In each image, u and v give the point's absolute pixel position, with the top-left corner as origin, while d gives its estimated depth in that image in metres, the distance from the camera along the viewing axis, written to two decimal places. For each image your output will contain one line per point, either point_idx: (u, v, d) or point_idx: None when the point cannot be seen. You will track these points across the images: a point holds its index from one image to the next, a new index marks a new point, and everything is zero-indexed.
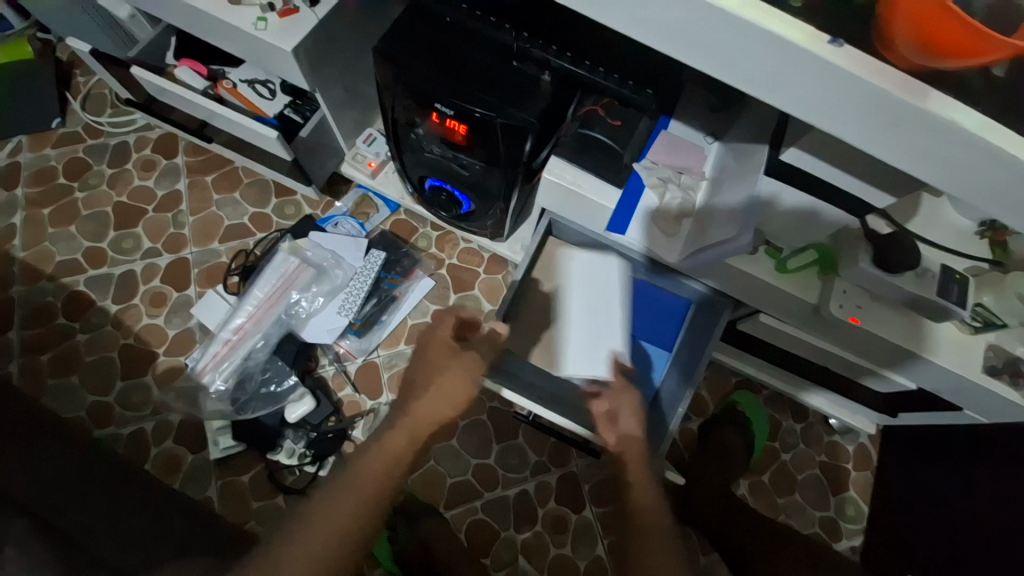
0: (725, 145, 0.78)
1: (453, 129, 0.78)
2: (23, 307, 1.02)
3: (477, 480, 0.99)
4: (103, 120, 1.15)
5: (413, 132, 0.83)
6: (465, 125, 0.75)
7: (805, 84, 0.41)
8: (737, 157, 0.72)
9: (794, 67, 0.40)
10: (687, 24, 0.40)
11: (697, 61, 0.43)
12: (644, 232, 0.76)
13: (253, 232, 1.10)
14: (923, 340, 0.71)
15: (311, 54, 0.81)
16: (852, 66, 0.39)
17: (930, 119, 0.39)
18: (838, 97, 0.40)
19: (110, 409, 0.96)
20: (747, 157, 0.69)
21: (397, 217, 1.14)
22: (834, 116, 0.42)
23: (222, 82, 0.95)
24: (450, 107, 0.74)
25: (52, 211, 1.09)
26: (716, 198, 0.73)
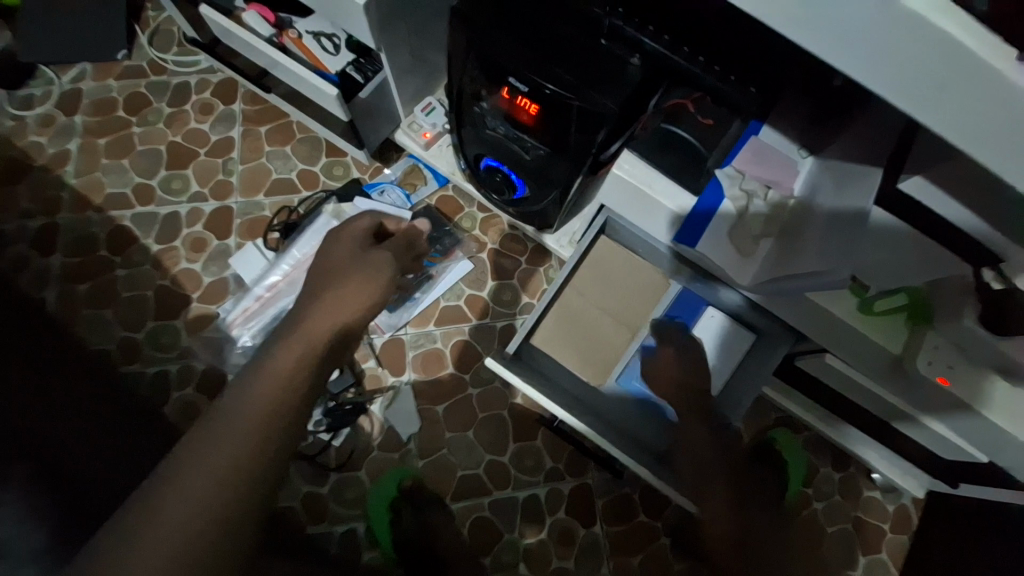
0: (820, 162, 0.70)
1: (521, 107, 0.72)
2: (69, 234, 1.02)
3: (489, 477, 0.95)
4: (169, 59, 1.14)
5: (478, 106, 0.77)
6: (536, 105, 0.70)
7: (970, 104, 0.33)
8: (836, 178, 0.64)
9: (965, 79, 0.32)
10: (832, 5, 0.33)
11: (833, 55, 0.36)
12: (717, 247, 0.69)
13: (299, 190, 1.08)
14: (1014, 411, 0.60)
15: (383, 11, 0.77)
16: None
17: None
18: (1013, 122, 0.32)
19: (140, 347, 0.96)
20: (853, 179, 0.61)
21: (444, 192, 1.11)
22: (997, 145, 0.34)
23: (287, 32, 0.92)
24: (525, 81, 0.68)
25: (107, 141, 1.09)
26: (808, 219, 0.66)
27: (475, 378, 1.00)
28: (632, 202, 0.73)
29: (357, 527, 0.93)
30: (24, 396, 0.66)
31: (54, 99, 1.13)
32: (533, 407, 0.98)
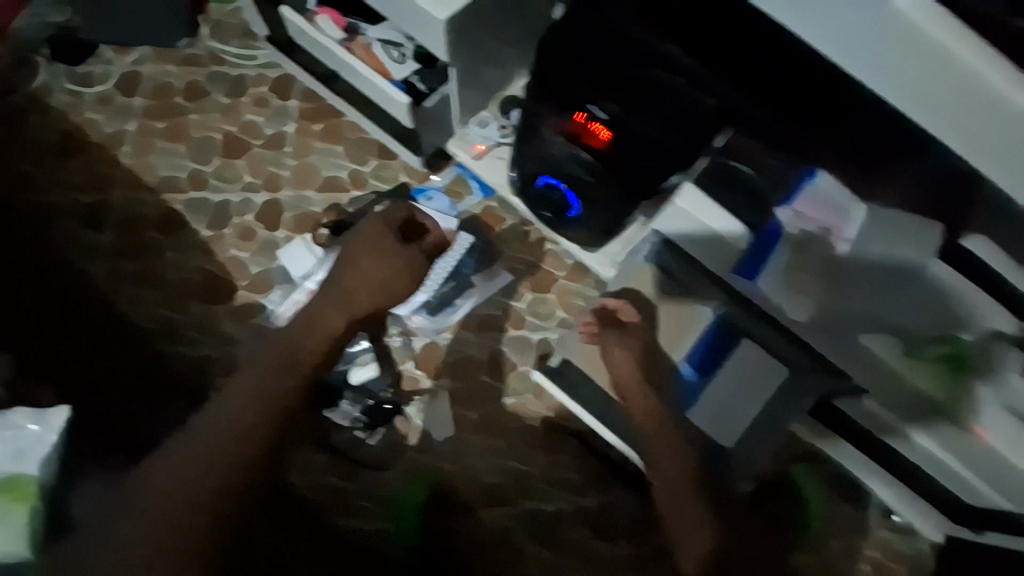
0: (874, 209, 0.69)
1: (593, 133, 0.76)
2: (120, 213, 1.03)
3: (514, 488, 0.96)
4: (228, 50, 1.16)
5: (545, 129, 0.80)
6: (610, 132, 0.74)
7: None
8: (884, 225, 0.68)
9: None
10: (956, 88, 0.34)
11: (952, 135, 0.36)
12: (778, 278, 0.70)
13: (348, 189, 1.09)
14: None
15: (461, 27, 0.80)
16: None
17: None
18: None
19: (183, 330, 0.97)
20: (906, 229, 0.66)
21: (488, 203, 1.13)
22: None
23: (357, 38, 0.94)
24: (606, 110, 0.72)
25: (164, 126, 1.11)
26: (862, 263, 0.69)
27: (507, 388, 1.01)
28: (691, 234, 0.74)
29: (382, 526, 0.93)
30: None
31: (112, 78, 1.14)
32: (563, 422, 0.99)
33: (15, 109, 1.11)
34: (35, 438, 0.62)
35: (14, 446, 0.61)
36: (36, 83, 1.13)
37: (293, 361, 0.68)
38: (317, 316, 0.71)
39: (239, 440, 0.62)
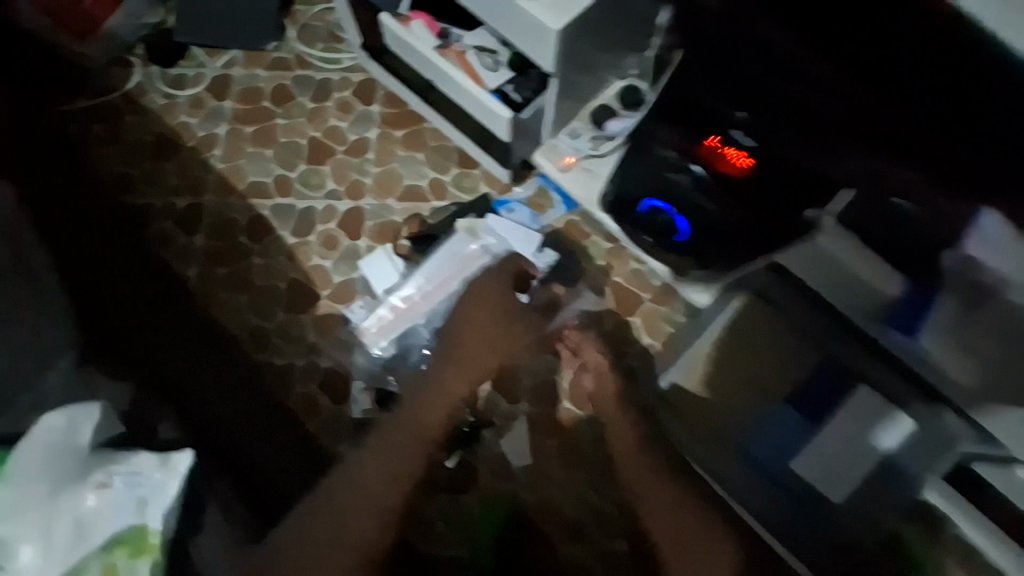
0: None
1: (728, 159, 0.72)
2: (211, 217, 1.06)
3: (594, 521, 0.92)
4: (314, 54, 1.15)
5: (663, 153, 0.79)
6: (752, 159, 0.70)
7: None
8: None
9: None
10: None
11: None
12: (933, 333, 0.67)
13: (429, 198, 1.07)
14: None
15: (573, 36, 0.75)
16: None
17: None
18: None
19: (269, 337, 0.98)
20: None
21: (571, 217, 1.07)
22: None
23: (452, 45, 0.89)
24: (749, 137, 0.68)
25: (253, 130, 1.12)
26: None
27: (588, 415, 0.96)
28: (821, 268, 0.77)
29: (460, 555, 0.90)
30: None
31: (203, 81, 1.15)
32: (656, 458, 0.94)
33: (111, 110, 1.14)
34: (152, 488, 0.48)
35: (134, 497, 0.47)
36: (131, 84, 1.15)
37: (427, 430, 0.71)
38: (445, 367, 0.79)
39: (387, 500, 0.62)
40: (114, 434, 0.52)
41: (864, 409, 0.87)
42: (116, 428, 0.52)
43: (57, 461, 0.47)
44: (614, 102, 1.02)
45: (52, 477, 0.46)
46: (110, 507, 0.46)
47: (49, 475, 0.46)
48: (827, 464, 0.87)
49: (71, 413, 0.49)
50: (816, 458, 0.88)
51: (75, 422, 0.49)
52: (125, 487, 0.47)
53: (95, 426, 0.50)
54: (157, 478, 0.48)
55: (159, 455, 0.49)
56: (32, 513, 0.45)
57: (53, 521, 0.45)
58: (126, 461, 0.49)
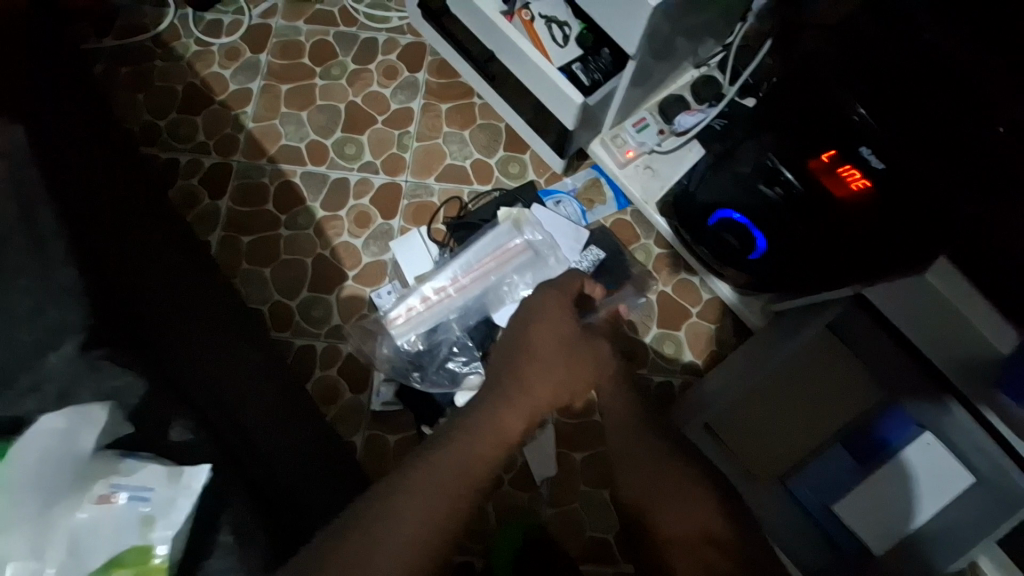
0: None
1: (843, 176, 0.63)
2: (238, 180, 1.00)
3: (617, 544, 0.87)
4: (361, 9, 1.05)
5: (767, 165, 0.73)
6: (866, 181, 0.61)
7: None
8: None
9: None
10: None
11: None
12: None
13: (471, 181, 0.98)
14: None
15: (666, 14, 0.65)
16: None
17: None
18: None
19: (292, 315, 0.93)
20: None
21: (622, 216, 0.98)
22: None
23: (520, 11, 0.80)
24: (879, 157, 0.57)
25: (289, 88, 1.04)
26: None
27: None
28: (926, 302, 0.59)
29: (474, 561, 0.86)
30: (232, 359, 0.64)
31: (241, 29, 1.07)
32: None
33: (141, 53, 1.06)
34: (162, 505, 0.40)
35: (140, 516, 0.39)
36: (163, 26, 1.07)
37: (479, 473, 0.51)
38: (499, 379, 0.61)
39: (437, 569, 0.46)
40: (120, 434, 0.43)
41: (932, 454, 0.69)
42: (126, 427, 0.44)
43: (46, 474, 0.39)
44: (689, 94, 0.92)
45: (45, 488, 0.39)
46: (115, 527, 0.39)
47: (40, 490, 0.39)
48: (874, 510, 0.72)
49: (72, 412, 0.41)
50: (860, 502, 0.72)
51: (73, 420, 0.41)
52: (131, 503, 0.39)
53: (97, 428, 0.42)
54: (166, 495, 0.40)
55: (171, 469, 0.41)
56: (14, 533, 0.37)
57: (51, 539, 0.38)
58: (133, 472, 0.40)
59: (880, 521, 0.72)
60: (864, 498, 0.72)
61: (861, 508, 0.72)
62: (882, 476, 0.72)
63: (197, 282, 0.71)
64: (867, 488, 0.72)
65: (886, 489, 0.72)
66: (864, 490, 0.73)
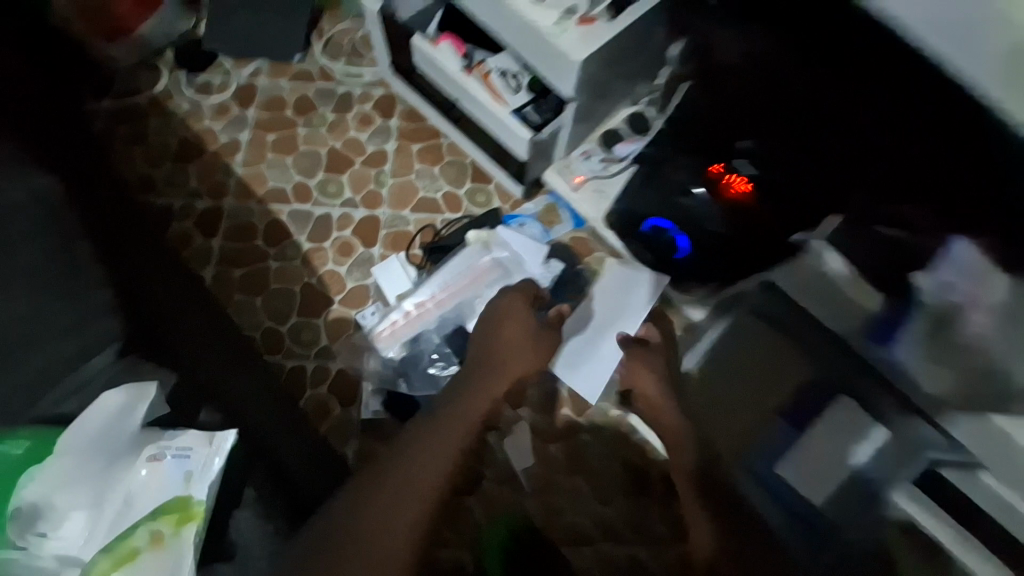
0: (973, 254, 0.54)
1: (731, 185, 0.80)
2: (230, 220, 1.10)
3: (594, 527, 0.95)
4: (338, 67, 1.19)
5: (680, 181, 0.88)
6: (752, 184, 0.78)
7: None
8: (969, 280, 0.55)
9: None
10: None
11: None
12: (915, 370, 0.66)
13: (442, 210, 1.11)
14: None
15: (593, 66, 0.81)
16: None
17: None
18: None
19: (282, 338, 1.02)
20: (975, 275, 0.54)
21: (578, 233, 1.12)
22: None
23: (477, 66, 0.94)
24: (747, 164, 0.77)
25: (274, 138, 1.16)
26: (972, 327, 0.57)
27: (589, 423, 0.99)
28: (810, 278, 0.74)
29: (463, 557, 0.92)
30: (236, 370, 0.72)
31: (230, 89, 1.20)
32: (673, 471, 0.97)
33: (137, 113, 1.18)
34: (199, 463, 0.48)
35: (181, 471, 0.47)
36: (157, 88, 1.19)
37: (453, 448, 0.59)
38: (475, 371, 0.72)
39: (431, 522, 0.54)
40: (161, 414, 0.53)
41: (853, 417, 0.75)
42: (165, 407, 0.54)
43: (112, 438, 0.49)
44: (623, 126, 1.08)
45: (109, 449, 0.48)
46: (160, 481, 0.47)
47: (106, 450, 0.48)
48: (811, 471, 0.78)
49: (129, 388, 0.51)
50: (796, 466, 0.79)
51: (131, 395, 0.51)
52: (174, 461, 0.48)
53: (148, 404, 0.52)
54: (202, 454, 0.48)
55: (206, 433, 0.49)
56: (86, 485, 0.47)
57: (112, 489, 0.47)
58: (174, 438, 0.49)
59: (816, 481, 0.78)
60: (802, 462, 0.78)
61: (798, 471, 0.79)
62: (820, 434, 0.77)
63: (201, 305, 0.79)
64: (803, 453, 0.78)
65: (821, 453, 0.77)
66: (800, 456, 0.79)
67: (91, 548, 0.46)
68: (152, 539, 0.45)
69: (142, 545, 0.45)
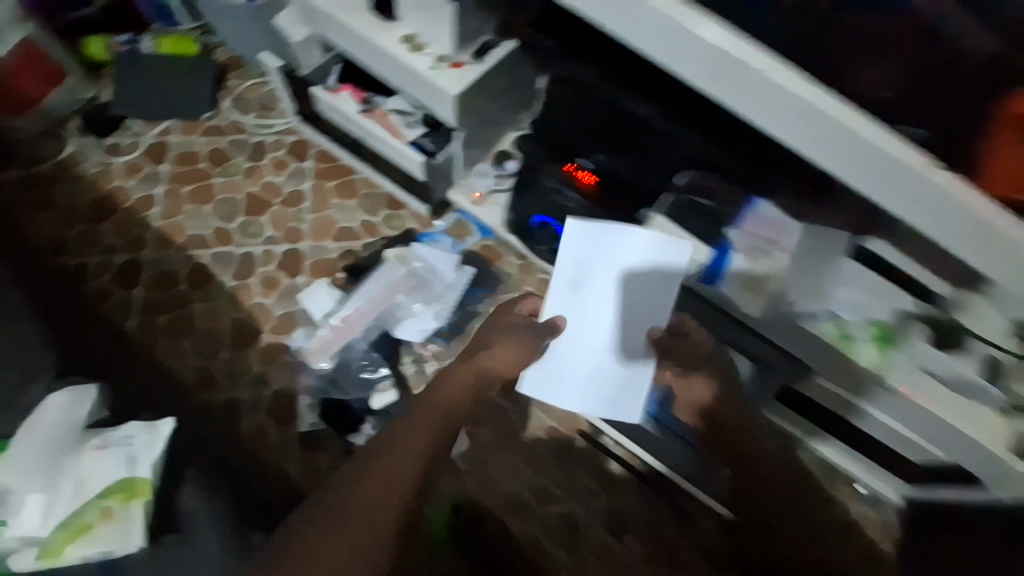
0: (767, 210, 0.88)
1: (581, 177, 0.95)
2: (151, 270, 1.15)
3: (529, 494, 1.07)
4: (248, 120, 1.30)
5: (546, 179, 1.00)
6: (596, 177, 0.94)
7: (850, 152, 0.51)
8: (768, 224, 0.88)
9: (846, 145, 0.51)
10: (791, 102, 0.51)
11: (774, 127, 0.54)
12: (736, 300, 0.86)
13: (361, 237, 1.22)
14: (968, 419, 0.78)
15: (467, 100, 0.98)
16: (867, 134, 0.49)
17: (926, 175, 0.49)
18: (856, 154, 0.51)
19: (214, 372, 1.07)
20: (775, 220, 0.88)
21: (486, 241, 1.26)
22: (850, 170, 0.52)
23: (375, 108, 1.10)
24: (590, 160, 0.93)
25: (190, 189, 1.23)
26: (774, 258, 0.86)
27: (516, 404, 1.11)
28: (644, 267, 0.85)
29: None
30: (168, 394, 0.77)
31: (140, 148, 1.26)
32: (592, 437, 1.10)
33: (45, 179, 1.21)
34: (142, 448, 0.60)
35: (125, 456, 0.59)
36: (64, 154, 1.24)
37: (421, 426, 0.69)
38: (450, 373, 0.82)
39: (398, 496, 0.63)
40: (100, 416, 0.65)
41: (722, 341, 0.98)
42: (104, 411, 0.65)
43: (59, 435, 0.60)
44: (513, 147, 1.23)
45: (56, 446, 0.59)
46: (107, 465, 0.58)
47: (51, 448, 0.59)
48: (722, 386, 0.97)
49: (71, 392, 0.62)
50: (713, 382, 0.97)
51: (69, 400, 0.62)
52: (119, 449, 0.59)
53: (90, 403, 0.63)
54: (145, 440, 0.60)
55: (144, 423, 0.62)
56: (36, 478, 0.57)
57: (60, 479, 0.57)
58: (117, 429, 0.61)
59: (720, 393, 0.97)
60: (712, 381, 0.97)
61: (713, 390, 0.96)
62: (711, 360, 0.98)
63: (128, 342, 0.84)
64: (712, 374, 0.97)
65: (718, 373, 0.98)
66: None
67: (47, 527, 0.55)
68: (104, 513, 0.56)
69: (95, 519, 0.56)
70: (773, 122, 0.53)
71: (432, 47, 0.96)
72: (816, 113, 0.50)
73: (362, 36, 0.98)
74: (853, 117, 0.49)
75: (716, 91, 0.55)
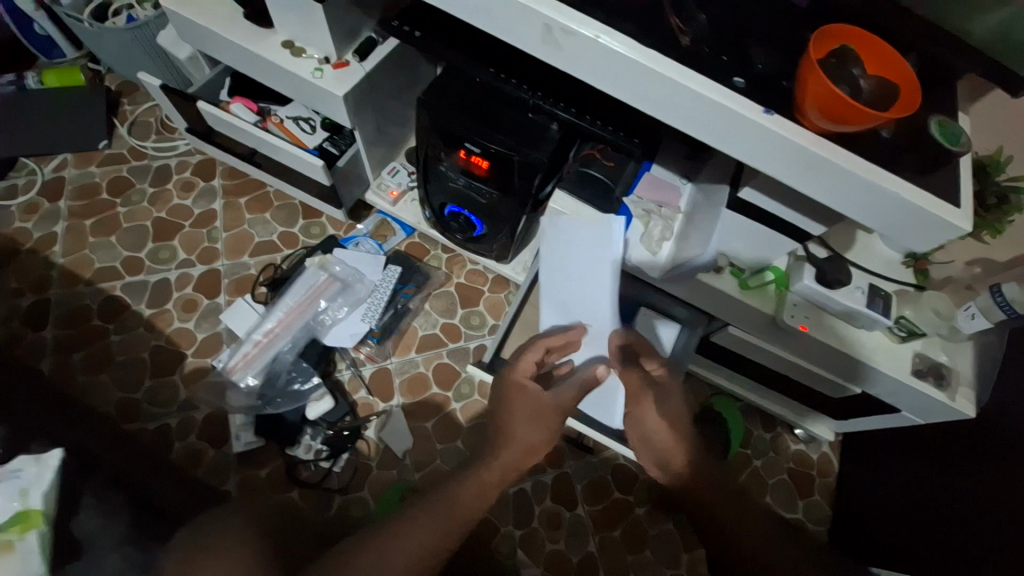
0: (653, 174, 0.94)
1: (475, 163, 0.96)
2: (59, 309, 1.11)
3: None
4: (148, 145, 1.26)
5: (439, 166, 1.01)
6: (487, 161, 0.94)
7: (680, 102, 0.59)
8: (656, 187, 0.93)
9: (677, 96, 0.58)
10: (622, 69, 0.59)
11: (615, 90, 0.61)
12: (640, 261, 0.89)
13: (281, 248, 1.21)
14: (865, 349, 0.83)
15: (358, 100, 0.98)
16: (690, 85, 0.57)
17: (743, 119, 0.57)
18: (685, 103, 0.59)
19: (141, 404, 1.05)
20: (663, 185, 0.93)
21: (411, 240, 1.25)
22: (684, 117, 0.60)
23: (271, 118, 1.08)
24: (478, 145, 0.92)
25: (93, 222, 1.19)
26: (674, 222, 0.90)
27: (456, 393, 1.13)
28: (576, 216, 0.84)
29: None
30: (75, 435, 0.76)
31: (35, 187, 1.21)
32: None
33: None
34: (33, 478, 0.66)
35: (16, 488, 0.65)
36: None
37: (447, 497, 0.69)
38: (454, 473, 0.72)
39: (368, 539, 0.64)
40: None
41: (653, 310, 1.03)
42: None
43: None
44: None
45: None
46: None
47: None
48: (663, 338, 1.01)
49: None
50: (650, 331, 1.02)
51: None
52: (8, 482, 0.66)
53: None
54: (34, 471, 0.67)
55: (35, 455, 0.68)
56: None
57: None
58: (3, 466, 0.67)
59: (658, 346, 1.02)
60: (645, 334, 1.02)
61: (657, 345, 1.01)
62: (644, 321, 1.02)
63: (27, 385, 0.81)
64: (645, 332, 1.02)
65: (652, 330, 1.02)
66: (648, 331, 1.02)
67: None
68: None
69: None
70: (609, 79, 0.60)
71: (313, 50, 0.95)
72: (640, 67, 0.57)
73: (240, 47, 0.95)
74: (677, 70, 0.57)
75: (558, 61, 0.62)
